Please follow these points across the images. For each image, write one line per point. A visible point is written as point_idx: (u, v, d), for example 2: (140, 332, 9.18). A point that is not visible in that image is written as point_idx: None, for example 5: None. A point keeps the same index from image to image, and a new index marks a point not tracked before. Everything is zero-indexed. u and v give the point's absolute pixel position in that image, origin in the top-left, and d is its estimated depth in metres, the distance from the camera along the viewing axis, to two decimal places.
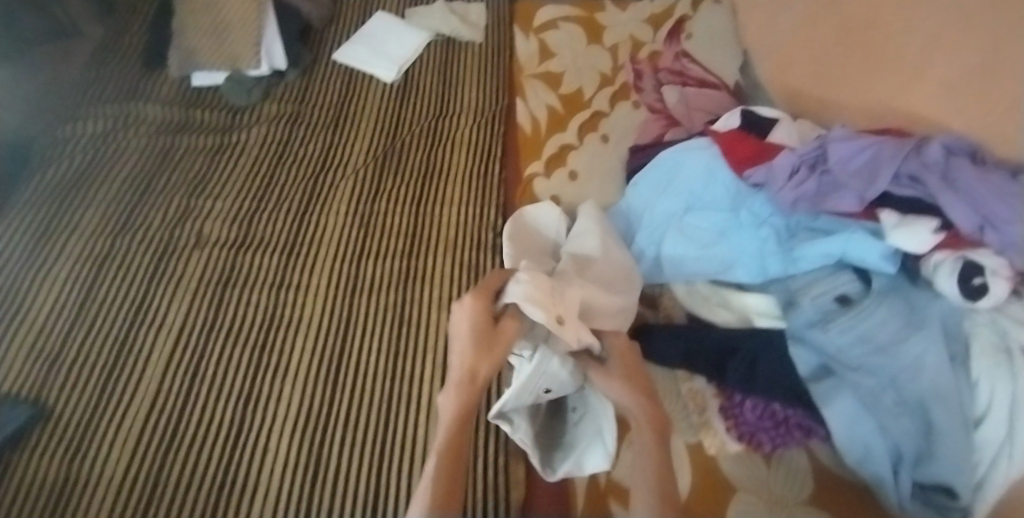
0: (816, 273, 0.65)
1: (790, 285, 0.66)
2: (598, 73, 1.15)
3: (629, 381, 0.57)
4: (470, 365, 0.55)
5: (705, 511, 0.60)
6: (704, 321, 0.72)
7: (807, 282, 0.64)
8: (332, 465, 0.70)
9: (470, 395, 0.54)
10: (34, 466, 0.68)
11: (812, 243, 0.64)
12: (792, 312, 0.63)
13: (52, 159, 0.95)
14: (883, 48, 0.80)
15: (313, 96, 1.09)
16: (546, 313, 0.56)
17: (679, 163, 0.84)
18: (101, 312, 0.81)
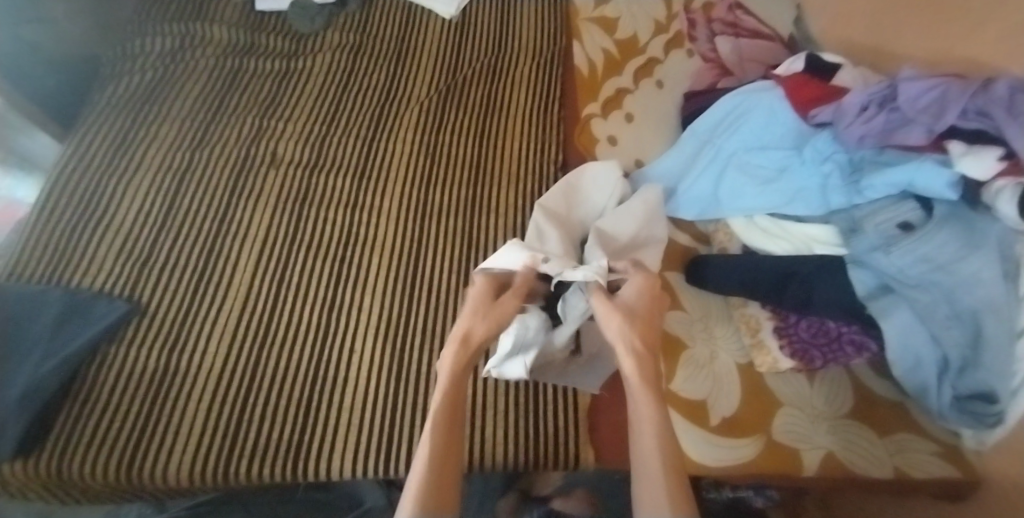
0: (880, 202, 0.68)
1: (855, 214, 0.70)
2: (652, 20, 1.17)
3: (633, 322, 0.57)
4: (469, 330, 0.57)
5: (757, 421, 0.69)
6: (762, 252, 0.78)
7: (871, 211, 0.68)
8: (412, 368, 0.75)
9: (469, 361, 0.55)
10: (138, 355, 0.73)
11: (881, 173, 0.67)
12: (855, 239, 0.68)
13: (125, 74, 0.98)
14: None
15: (374, 26, 1.10)
16: (529, 256, 0.65)
17: (744, 104, 0.89)
18: (186, 221, 0.85)
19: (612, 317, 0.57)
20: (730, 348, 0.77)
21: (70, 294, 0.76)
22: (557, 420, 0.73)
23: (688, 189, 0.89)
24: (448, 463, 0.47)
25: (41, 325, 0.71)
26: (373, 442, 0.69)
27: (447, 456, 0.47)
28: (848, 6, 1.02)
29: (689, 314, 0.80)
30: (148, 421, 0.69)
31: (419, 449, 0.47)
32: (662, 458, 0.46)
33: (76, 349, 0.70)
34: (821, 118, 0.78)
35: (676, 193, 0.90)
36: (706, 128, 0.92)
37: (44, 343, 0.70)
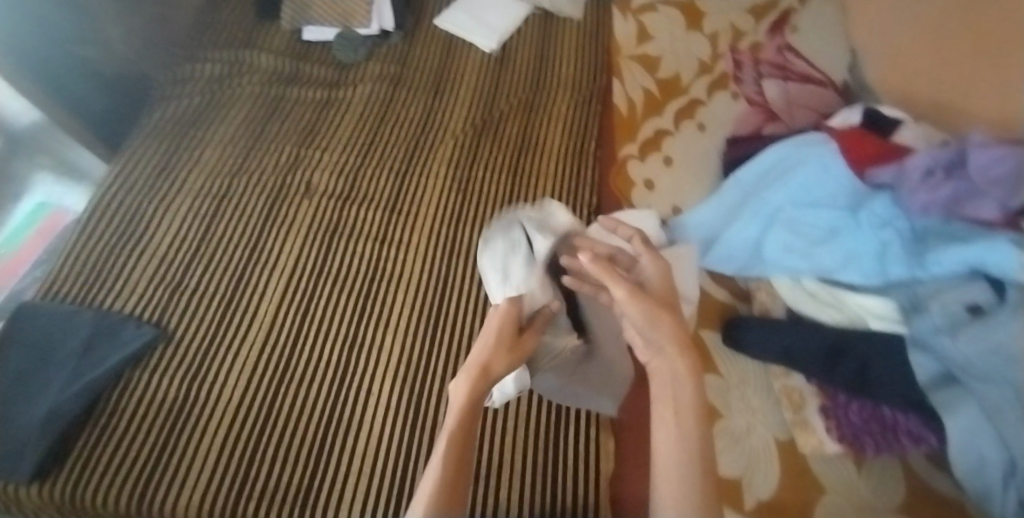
0: (948, 279, 0.67)
1: (917, 290, 0.69)
2: (697, 60, 1.13)
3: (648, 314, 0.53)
4: (487, 358, 0.54)
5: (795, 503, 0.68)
6: (812, 320, 0.76)
7: (936, 288, 0.67)
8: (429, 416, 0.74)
9: (483, 387, 0.52)
10: (161, 383, 0.75)
11: (948, 248, 0.66)
12: (918, 318, 0.67)
13: (173, 99, 1.01)
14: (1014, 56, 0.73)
15: (415, 58, 1.10)
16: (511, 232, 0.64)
17: (794, 156, 0.87)
18: (219, 249, 0.87)
19: (644, 308, 0.53)
20: (768, 421, 0.76)
21: (100, 317, 0.78)
22: (577, 487, 0.71)
23: (730, 241, 0.88)
24: (454, 494, 0.47)
25: (70, 348, 0.74)
26: (382, 492, 0.67)
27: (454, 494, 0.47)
28: (910, 55, 0.96)
29: (726, 380, 0.80)
30: (163, 451, 0.70)
31: (427, 478, 0.48)
32: (691, 475, 0.46)
33: (98, 374, 0.72)
34: (881, 178, 0.77)
35: (717, 243, 0.89)
36: (752, 180, 0.91)
37: (70, 367, 0.73)
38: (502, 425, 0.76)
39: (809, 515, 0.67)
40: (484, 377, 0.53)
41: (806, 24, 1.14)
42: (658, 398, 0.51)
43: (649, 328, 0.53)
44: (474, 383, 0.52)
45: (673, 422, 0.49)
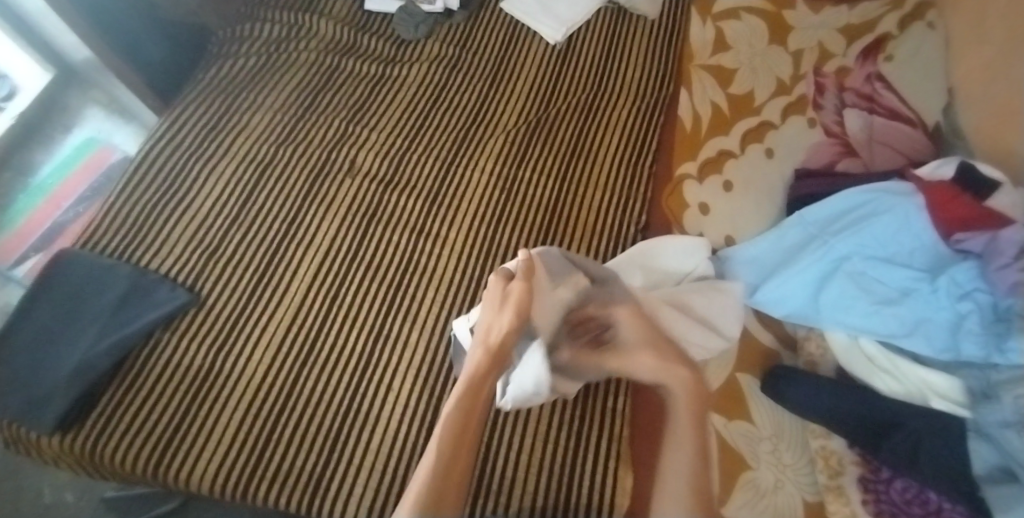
0: None
1: (991, 376, 0.65)
2: (776, 77, 1.06)
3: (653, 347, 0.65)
4: (487, 327, 0.64)
5: None
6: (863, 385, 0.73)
7: (1012, 377, 0.63)
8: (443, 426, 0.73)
9: (485, 359, 0.62)
10: (188, 349, 0.75)
11: None
12: (987, 406, 0.64)
13: (229, 56, 0.99)
14: None
15: (476, 41, 1.06)
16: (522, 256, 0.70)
17: (871, 203, 0.82)
18: (258, 219, 0.86)
19: (644, 357, 0.64)
20: (800, 481, 0.74)
21: (137, 275, 0.79)
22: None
23: (786, 283, 0.83)
24: (454, 468, 0.55)
25: (106, 302, 0.75)
26: (390, 495, 0.67)
27: (455, 457, 0.56)
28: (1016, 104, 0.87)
29: (759, 430, 0.77)
30: (184, 419, 0.70)
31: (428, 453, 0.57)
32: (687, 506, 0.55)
33: (128, 333, 0.73)
34: (969, 246, 0.73)
35: (769, 283, 0.84)
36: (817, 220, 0.85)
37: (104, 320, 0.74)
38: (517, 440, 0.74)
39: None
40: (493, 343, 0.63)
41: (899, 52, 1.05)
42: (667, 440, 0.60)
43: (654, 369, 0.63)
44: (484, 350, 0.62)
45: (676, 461, 0.58)
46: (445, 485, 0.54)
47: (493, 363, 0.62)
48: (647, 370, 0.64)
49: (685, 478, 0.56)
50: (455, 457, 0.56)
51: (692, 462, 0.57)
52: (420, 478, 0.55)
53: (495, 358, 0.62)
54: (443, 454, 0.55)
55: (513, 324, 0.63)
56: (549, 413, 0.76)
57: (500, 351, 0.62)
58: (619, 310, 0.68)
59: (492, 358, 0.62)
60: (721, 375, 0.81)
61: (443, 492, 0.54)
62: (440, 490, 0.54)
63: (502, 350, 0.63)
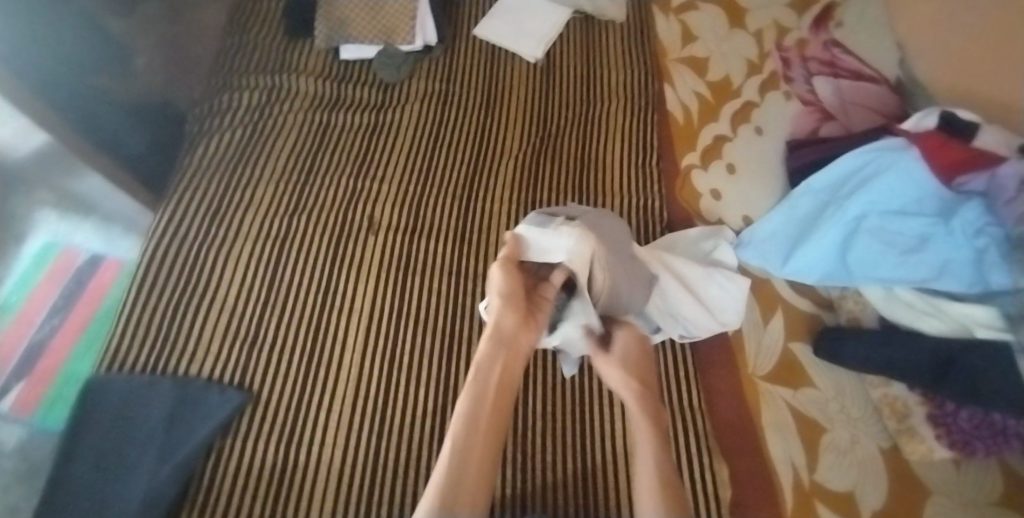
0: None
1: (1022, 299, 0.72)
2: (745, 59, 1.12)
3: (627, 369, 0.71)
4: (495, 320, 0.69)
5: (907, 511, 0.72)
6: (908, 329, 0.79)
7: None
8: (536, 467, 0.73)
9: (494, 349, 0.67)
10: (257, 448, 0.71)
11: None
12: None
13: (213, 133, 0.95)
14: None
15: (459, 74, 1.06)
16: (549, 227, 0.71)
17: (872, 163, 0.89)
18: (289, 295, 0.83)
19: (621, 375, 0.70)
20: (872, 431, 0.79)
21: (181, 385, 0.74)
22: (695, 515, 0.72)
23: (812, 250, 0.88)
24: (464, 476, 0.56)
25: (155, 420, 0.70)
26: None
27: (465, 463, 0.57)
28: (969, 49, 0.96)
29: (823, 392, 0.83)
30: None
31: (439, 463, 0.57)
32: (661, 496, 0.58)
33: (191, 447, 0.67)
34: (971, 186, 0.80)
35: (796, 253, 0.89)
36: (826, 186, 0.91)
37: (161, 439, 0.68)
38: (611, 457, 0.74)
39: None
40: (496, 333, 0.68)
41: (846, 18, 1.14)
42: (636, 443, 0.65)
43: (620, 382, 0.70)
44: (488, 338, 0.68)
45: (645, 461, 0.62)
46: (465, 461, 0.57)
47: (497, 349, 0.67)
48: (616, 382, 0.70)
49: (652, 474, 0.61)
50: (469, 441, 0.59)
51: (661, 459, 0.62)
52: (440, 466, 0.57)
53: (500, 343, 0.67)
54: (458, 439, 0.59)
55: (508, 306, 0.69)
56: None
57: (502, 338, 0.67)
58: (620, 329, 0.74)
59: (496, 343, 0.67)
60: (776, 348, 0.87)
61: (457, 491, 0.54)
62: (461, 469, 0.56)
63: (504, 336, 0.68)
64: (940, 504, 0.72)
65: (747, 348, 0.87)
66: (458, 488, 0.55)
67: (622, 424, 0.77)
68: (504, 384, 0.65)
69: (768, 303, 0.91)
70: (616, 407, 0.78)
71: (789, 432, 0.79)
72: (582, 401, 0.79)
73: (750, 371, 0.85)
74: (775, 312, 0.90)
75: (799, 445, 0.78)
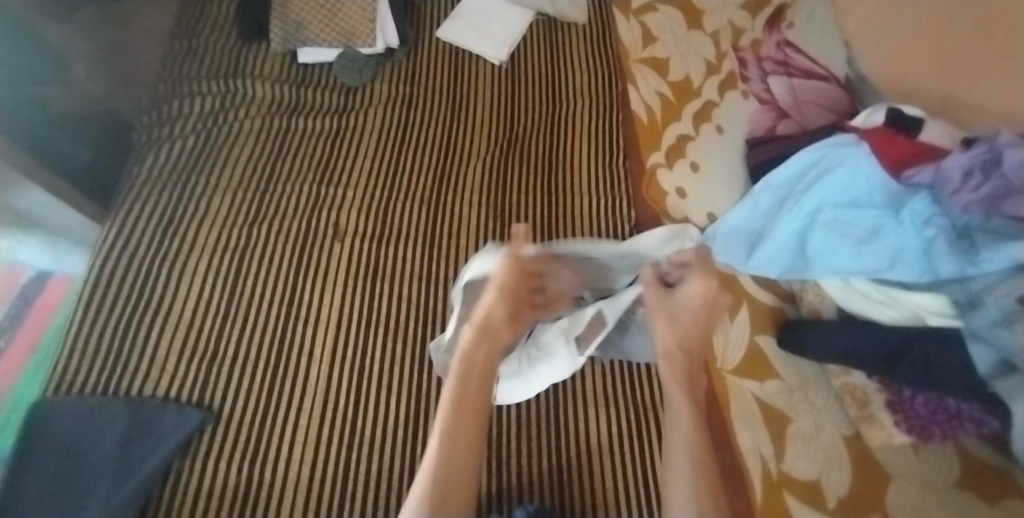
0: (997, 274, 0.74)
1: (971, 286, 0.76)
2: (704, 59, 1.14)
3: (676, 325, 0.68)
4: (486, 311, 0.66)
5: (871, 494, 0.75)
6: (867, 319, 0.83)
7: (988, 283, 0.74)
8: (514, 472, 0.72)
9: (483, 338, 0.65)
10: (218, 470, 0.68)
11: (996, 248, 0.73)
12: (976, 313, 0.73)
13: (164, 141, 0.92)
14: (1006, 70, 0.82)
15: (422, 76, 1.05)
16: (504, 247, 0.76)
17: (825, 159, 0.93)
18: (252, 308, 0.80)
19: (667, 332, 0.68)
20: (834, 419, 0.83)
21: (134, 407, 0.70)
22: None
23: (773, 245, 0.92)
24: (455, 468, 0.57)
25: (108, 446, 0.66)
26: None
27: (455, 455, 0.58)
28: (912, 49, 1.00)
29: (788, 384, 0.86)
30: None
31: (428, 457, 0.58)
32: (695, 475, 0.59)
33: (146, 473, 0.64)
34: (919, 179, 0.84)
35: (759, 247, 0.93)
36: (783, 182, 0.95)
37: (113, 467, 0.65)
38: (587, 456, 0.75)
39: (883, 502, 0.74)
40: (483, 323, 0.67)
41: (798, 19, 1.18)
42: (673, 418, 0.65)
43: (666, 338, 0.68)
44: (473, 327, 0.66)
45: (678, 438, 0.63)
46: (450, 456, 0.57)
47: (484, 339, 0.65)
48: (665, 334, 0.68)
49: (687, 450, 0.61)
50: (453, 436, 0.59)
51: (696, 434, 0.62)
52: (429, 464, 0.57)
53: (486, 333, 0.66)
54: (445, 436, 0.59)
55: (499, 300, 0.67)
56: (610, 427, 0.78)
57: (488, 330, 0.66)
58: (693, 279, 0.69)
59: (482, 335, 0.66)
60: (743, 342, 0.89)
61: (447, 484, 0.56)
62: (448, 464, 0.57)
63: (490, 326, 0.66)
64: (900, 487, 0.76)
65: (715, 344, 0.89)
66: (444, 483, 0.55)
67: (598, 423, 0.78)
68: (486, 372, 0.64)
69: (735, 298, 0.93)
70: (592, 406, 0.79)
71: (755, 423, 0.82)
72: (558, 403, 0.79)
73: (719, 366, 0.87)
74: (741, 308, 0.93)
75: (766, 437, 0.80)
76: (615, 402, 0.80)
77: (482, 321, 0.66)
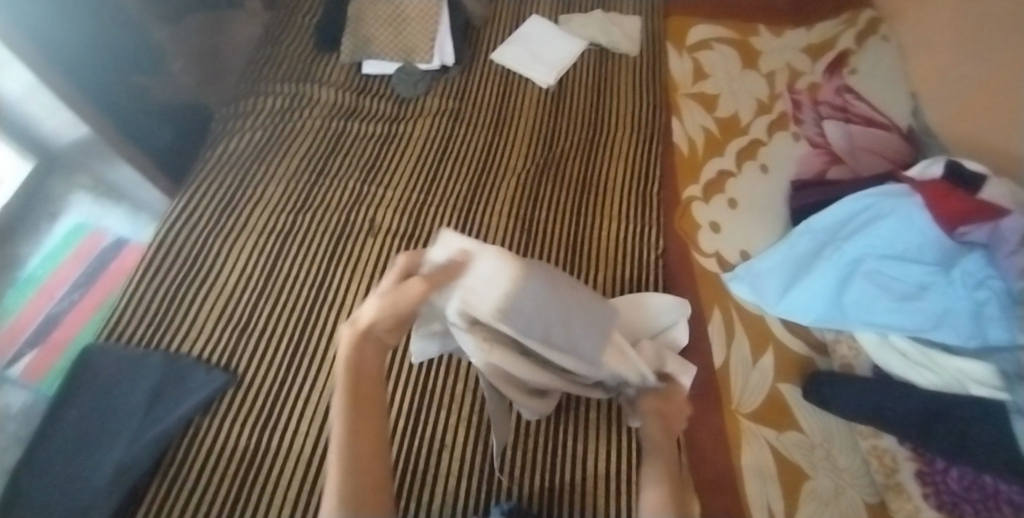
0: None
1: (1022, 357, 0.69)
2: (755, 98, 1.14)
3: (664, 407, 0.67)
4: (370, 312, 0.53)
5: None
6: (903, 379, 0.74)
7: None
8: (501, 483, 0.72)
9: (368, 346, 0.53)
10: (230, 432, 0.72)
11: None
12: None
13: (236, 132, 1.02)
14: None
15: (473, 95, 1.12)
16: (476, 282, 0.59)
17: (874, 207, 0.87)
18: (285, 287, 0.86)
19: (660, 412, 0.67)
20: (859, 484, 0.73)
21: (169, 361, 0.77)
22: None
23: (806, 290, 0.86)
24: (366, 472, 0.48)
25: (141, 394, 0.73)
26: None
27: (359, 464, 0.48)
28: (979, 100, 0.94)
29: (810, 438, 0.78)
30: (237, 502, 0.67)
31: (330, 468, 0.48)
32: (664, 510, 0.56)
33: (168, 423, 0.70)
34: (973, 237, 0.77)
35: (792, 290, 0.87)
36: (825, 228, 0.90)
37: (142, 413, 0.71)
38: (579, 477, 0.72)
39: None
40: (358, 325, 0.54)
41: (861, 66, 1.15)
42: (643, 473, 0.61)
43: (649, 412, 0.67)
44: (350, 328, 0.53)
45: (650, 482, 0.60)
46: (358, 456, 0.49)
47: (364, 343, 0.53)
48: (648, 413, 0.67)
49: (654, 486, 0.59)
50: (360, 442, 0.49)
51: (660, 473, 0.60)
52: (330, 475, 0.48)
53: (365, 345, 0.53)
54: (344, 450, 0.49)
55: (386, 309, 0.52)
56: (606, 451, 0.74)
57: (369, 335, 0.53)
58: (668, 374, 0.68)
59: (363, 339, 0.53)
60: (763, 387, 0.83)
61: (358, 490, 0.47)
62: (355, 463, 0.48)
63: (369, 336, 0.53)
64: None
65: (732, 385, 0.83)
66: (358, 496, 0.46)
67: (595, 445, 0.75)
68: (377, 381, 0.53)
69: (760, 339, 0.87)
70: (594, 427, 0.76)
71: (767, 474, 0.74)
72: (557, 419, 0.77)
73: (734, 408, 0.81)
74: (766, 350, 0.86)
75: (778, 491, 0.73)
76: (614, 427, 0.76)
77: (361, 328, 0.53)
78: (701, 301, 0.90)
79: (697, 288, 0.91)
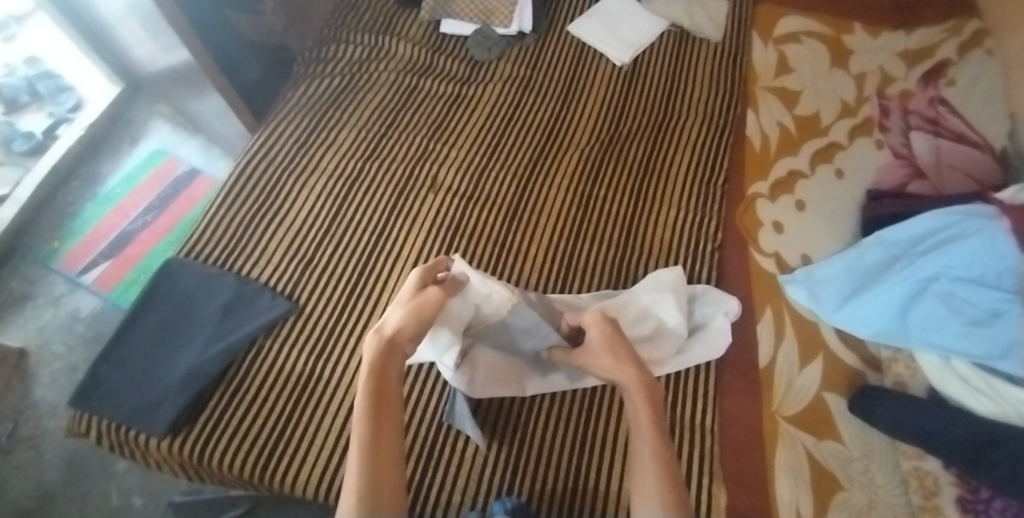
0: None
1: None
2: (840, 100, 1.09)
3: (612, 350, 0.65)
4: (396, 325, 0.59)
5: None
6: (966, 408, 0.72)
7: None
8: (529, 447, 0.73)
9: (391, 352, 0.58)
10: (287, 358, 0.76)
11: None
12: None
13: (314, 77, 1.05)
14: None
15: (545, 64, 1.11)
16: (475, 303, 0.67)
17: (956, 226, 0.81)
18: (346, 232, 0.88)
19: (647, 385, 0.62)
20: (893, 502, 0.71)
21: (238, 285, 0.81)
22: None
23: (869, 304, 0.82)
24: (384, 468, 0.52)
25: (209, 313, 0.78)
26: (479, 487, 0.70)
27: (377, 461, 0.52)
28: None
29: (849, 449, 0.76)
30: (282, 423, 0.71)
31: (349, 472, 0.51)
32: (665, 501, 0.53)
33: (232, 342, 0.75)
34: None
35: (852, 302, 0.84)
36: (899, 241, 0.85)
37: (211, 328, 0.76)
38: (610, 456, 0.72)
39: None
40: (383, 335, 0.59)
41: (961, 77, 1.07)
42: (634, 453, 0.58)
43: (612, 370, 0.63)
44: (374, 337, 0.59)
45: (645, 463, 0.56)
46: (376, 454, 0.52)
47: (385, 349, 0.58)
48: (604, 369, 0.64)
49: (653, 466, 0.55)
50: (376, 444, 0.52)
51: (655, 448, 0.57)
52: (349, 477, 0.51)
53: (390, 348, 0.58)
54: (363, 447, 0.52)
55: (411, 317, 0.60)
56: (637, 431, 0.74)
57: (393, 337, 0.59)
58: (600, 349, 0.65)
59: (384, 343, 0.58)
60: (807, 394, 0.80)
61: (377, 480, 0.51)
62: (372, 462, 0.52)
63: (392, 341, 0.59)
64: None
65: (774, 387, 0.81)
66: (374, 491, 0.50)
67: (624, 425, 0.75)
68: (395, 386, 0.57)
69: (810, 346, 0.85)
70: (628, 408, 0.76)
71: (800, 478, 0.73)
72: (592, 395, 0.77)
73: (773, 409, 0.79)
74: (815, 357, 0.83)
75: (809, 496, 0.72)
76: None
77: (387, 334, 0.59)
78: (753, 301, 0.88)
79: (752, 286, 0.89)
